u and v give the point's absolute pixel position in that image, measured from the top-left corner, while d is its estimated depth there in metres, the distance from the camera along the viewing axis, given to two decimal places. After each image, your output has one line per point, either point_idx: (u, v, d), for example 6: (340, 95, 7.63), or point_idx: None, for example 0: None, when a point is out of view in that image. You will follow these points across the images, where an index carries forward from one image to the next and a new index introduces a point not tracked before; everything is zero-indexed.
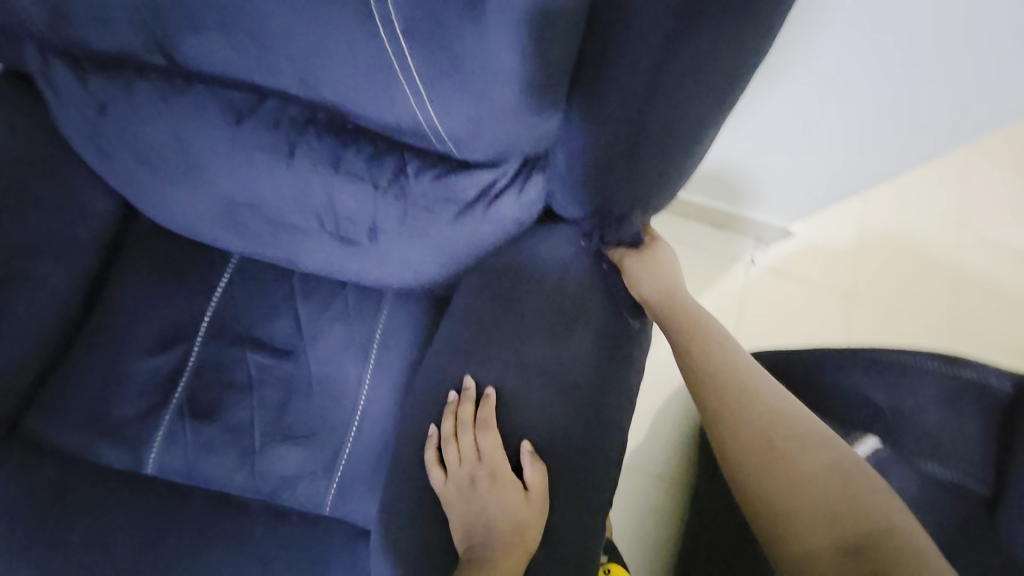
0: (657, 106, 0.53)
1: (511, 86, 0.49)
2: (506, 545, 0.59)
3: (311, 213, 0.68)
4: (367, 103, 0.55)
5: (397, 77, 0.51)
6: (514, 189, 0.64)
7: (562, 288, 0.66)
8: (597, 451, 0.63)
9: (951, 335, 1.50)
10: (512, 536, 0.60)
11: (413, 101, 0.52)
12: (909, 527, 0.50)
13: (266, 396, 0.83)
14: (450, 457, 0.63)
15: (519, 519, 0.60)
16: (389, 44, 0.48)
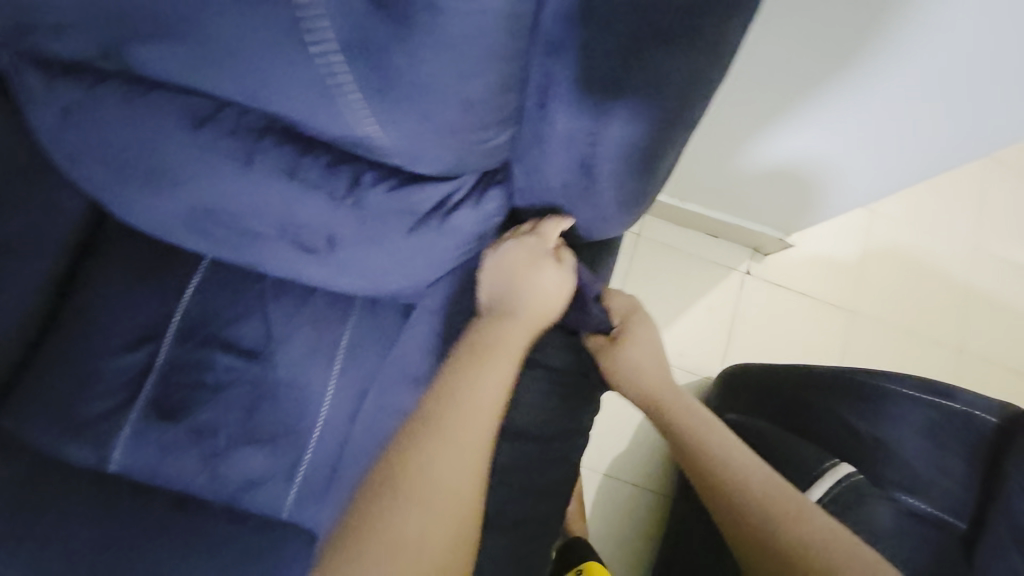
0: (609, 130, 0.51)
1: (452, 106, 0.48)
2: (529, 317, 0.63)
3: (270, 220, 0.67)
4: (310, 114, 0.52)
5: (335, 92, 0.49)
6: (472, 203, 0.62)
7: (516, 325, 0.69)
8: (550, 480, 0.71)
9: (951, 353, 1.45)
10: (537, 310, 0.64)
11: (355, 115, 0.50)
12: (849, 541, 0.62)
13: (232, 399, 0.83)
14: (496, 228, 0.67)
15: (547, 301, 0.64)
16: (326, 60, 0.46)
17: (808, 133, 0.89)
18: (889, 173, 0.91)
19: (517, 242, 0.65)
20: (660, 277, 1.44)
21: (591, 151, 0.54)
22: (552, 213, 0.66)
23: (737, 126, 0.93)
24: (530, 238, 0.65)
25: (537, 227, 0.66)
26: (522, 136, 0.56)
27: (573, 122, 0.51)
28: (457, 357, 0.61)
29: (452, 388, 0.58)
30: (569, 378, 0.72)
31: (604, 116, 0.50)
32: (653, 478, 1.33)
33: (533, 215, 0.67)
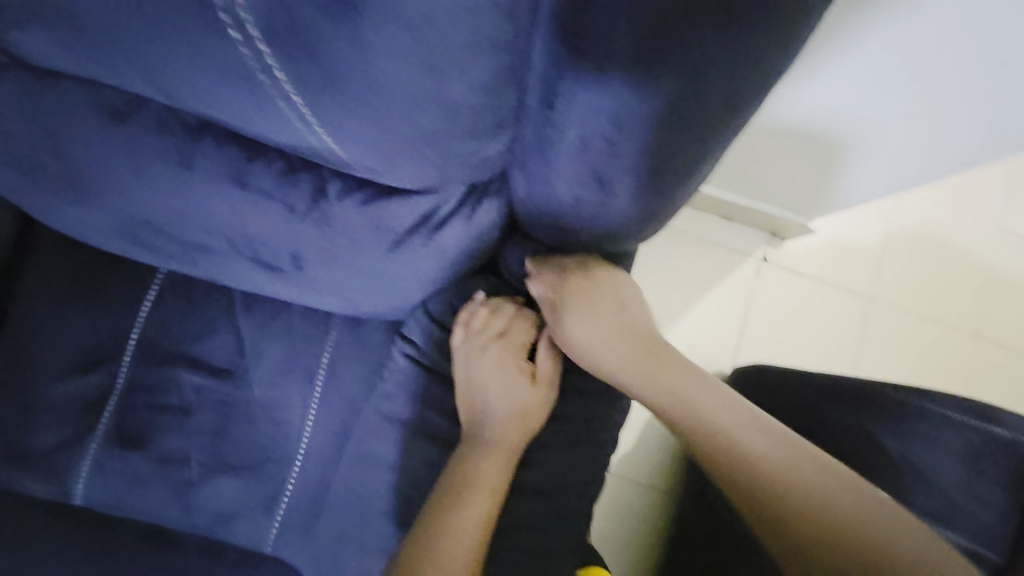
0: (628, 140, 0.40)
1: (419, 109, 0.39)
2: (507, 435, 0.56)
3: (222, 235, 0.57)
4: (245, 119, 0.46)
5: (266, 90, 0.42)
6: (460, 219, 0.52)
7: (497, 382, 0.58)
8: (551, 540, 0.58)
9: (975, 345, 1.36)
10: (516, 421, 0.57)
11: (296, 120, 0.44)
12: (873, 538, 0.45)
13: (202, 424, 0.75)
14: (469, 325, 0.60)
15: (528, 413, 0.58)
16: (243, 47, 0.39)
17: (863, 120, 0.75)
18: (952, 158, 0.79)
19: (483, 336, 0.59)
20: (671, 265, 1.33)
21: (608, 164, 0.43)
22: (526, 319, 0.60)
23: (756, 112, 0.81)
24: (502, 344, 0.58)
25: (512, 329, 0.60)
26: (521, 141, 0.45)
27: (584, 129, 0.40)
28: (438, 487, 0.55)
29: (435, 520, 0.53)
30: (578, 418, 0.60)
31: (624, 122, 0.39)
32: (661, 476, 1.21)
33: (509, 310, 0.60)
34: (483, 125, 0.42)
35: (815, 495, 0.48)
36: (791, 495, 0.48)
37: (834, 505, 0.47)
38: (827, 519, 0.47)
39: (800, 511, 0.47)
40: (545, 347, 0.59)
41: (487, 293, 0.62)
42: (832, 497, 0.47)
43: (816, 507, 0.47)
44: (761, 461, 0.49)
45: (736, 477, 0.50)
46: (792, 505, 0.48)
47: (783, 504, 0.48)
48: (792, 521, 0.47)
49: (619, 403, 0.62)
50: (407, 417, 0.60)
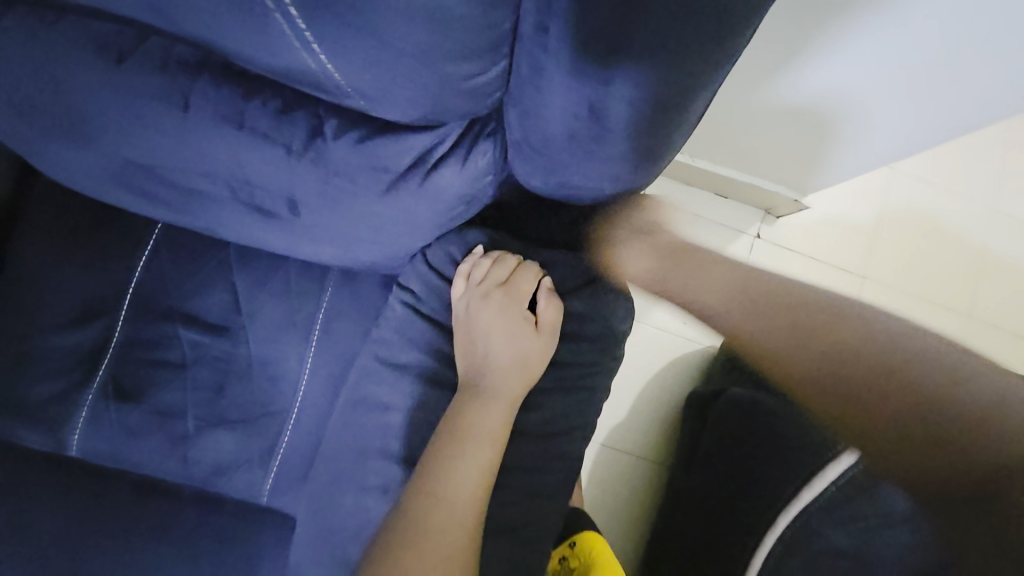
0: (619, 73, 0.41)
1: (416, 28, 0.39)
2: (509, 382, 0.57)
3: (219, 179, 0.57)
4: (243, 43, 0.46)
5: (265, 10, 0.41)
6: (457, 159, 0.52)
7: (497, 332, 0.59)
8: (542, 486, 0.59)
9: (965, 322, 1.38)
10: (518, 369, 0.58)
11: (295, 42, 0.43)
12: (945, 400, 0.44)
13: (199, 377, 0.75)
14: (470, 276, 0.61)
15: (530, 361, 0.59)
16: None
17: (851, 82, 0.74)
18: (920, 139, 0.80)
19: (486, 287, 0.59)
20: None
21: (601, 92, 0.43)
22: (528, 271, 0.61)
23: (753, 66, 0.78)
24: (505, 294, 0.59)
25: (514, 279, 0.60)
26: (516, 74, 0.46)
27: (572, 57, 0.41)
28: (438, 432, 0.56)
29: (435, 462, 0.54)
30: (573, 364, 0.62)
31: (617, 46, 0.39)
32: (652, 447, 1.23)
33: (511, 260, 0.61)
34: (477, 50, 0.41)
35: (850, 352, 0.48)
36: (831, 346, 0.49)
37: (874, 361, 0.47)
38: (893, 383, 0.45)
39: (855, 364, 0.47)
40: (545, 297, 0.60)
41: (487, 248, 0.63)
42: (878, 352, 0.47)
43: (874, 360, 0.47)
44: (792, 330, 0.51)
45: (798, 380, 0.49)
46: (824, 361, 0.48)
47: (836, 358, 0.48)
48: (850, 371, 0.47)
49: (614, 354, 0.64)
50: (404, 362, 0.61)
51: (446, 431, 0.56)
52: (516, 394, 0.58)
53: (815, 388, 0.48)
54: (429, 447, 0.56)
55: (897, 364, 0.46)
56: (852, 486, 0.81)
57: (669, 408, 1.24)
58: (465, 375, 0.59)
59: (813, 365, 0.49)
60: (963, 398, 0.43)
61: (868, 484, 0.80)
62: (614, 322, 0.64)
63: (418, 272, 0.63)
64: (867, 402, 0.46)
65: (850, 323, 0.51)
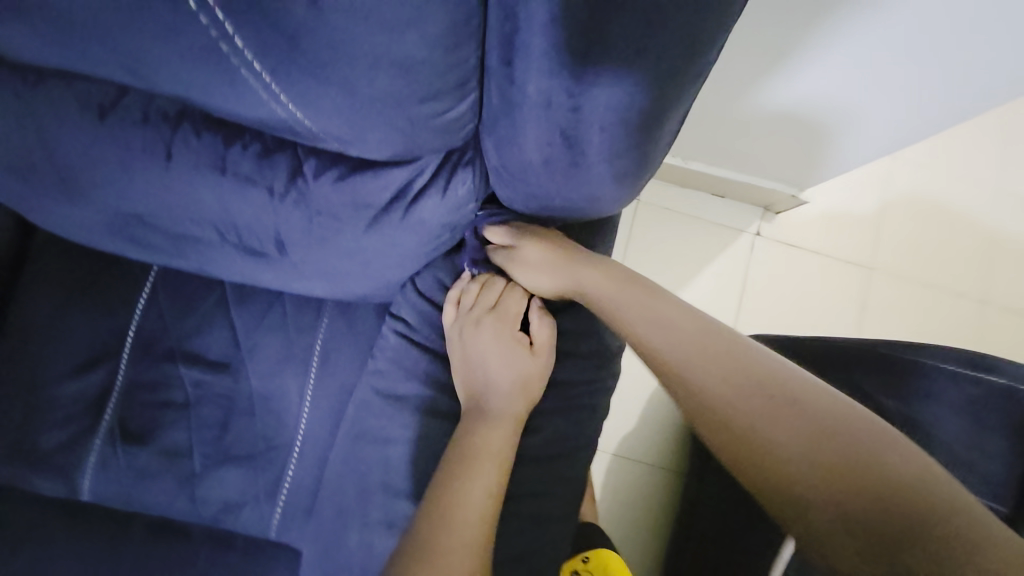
0: (584, 105, 0.41)
1: (381, 69, 0.39)
2: (512, 401, 0.57)
3: (207, 223, 0.58)
4: (214, 96, 0.46)
5: (234, 67, 0.42)
6: (437, 190, 0.52)
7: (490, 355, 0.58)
8: (545, 509, 0.59)
9: (979, 306, 1.34)
10: (518, 387, 0.57)
11: (264, 94, 0.44)
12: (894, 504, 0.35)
13: (202, 416, 0.76)
14: (460, 302, 0.61)
15: (529, 379, 0.58)
16: (204, 18, 0.39)
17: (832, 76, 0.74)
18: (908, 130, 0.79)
19: (475, 311, 0.60)
20: (664, 245, 1.33)
21: (569, 120, 0.43)
22: (515, 292, 0.62)
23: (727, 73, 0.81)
24: (495, 316, 0.59)
25: (503, 303, 0.61)
26: (488, 104, 0.46)
27: (535, 90, 0.41)
28: (444, 463, 0.55)
29: (447, 493, 0.52)
30: (570, 381, 0.61)
31: (581, 70, 0.39)
32: (665, 456, 1.21)
33: (499, 284, 0.61)
34: (445, 85, 0.42)
35: (808, 401, 0.41)
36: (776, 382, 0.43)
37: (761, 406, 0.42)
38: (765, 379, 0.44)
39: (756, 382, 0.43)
40: (537, 316, 0.60)
41: (475, 272, 0.64)
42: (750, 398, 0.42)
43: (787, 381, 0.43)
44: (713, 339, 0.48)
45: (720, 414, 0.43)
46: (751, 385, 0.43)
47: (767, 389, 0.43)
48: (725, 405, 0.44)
49: (611, 370, 0.64)
50: (402, 393, 0.61)
51: (451, 461, 0.54)
52: (517, 413, 0.57)
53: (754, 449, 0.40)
54: (437, 480, 0.54)
55: (775, 392, 0.42)
56: None
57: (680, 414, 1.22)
58: (465, 402, 0.58)
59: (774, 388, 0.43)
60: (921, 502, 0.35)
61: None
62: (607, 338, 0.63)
63: (409, 300, 0.64)
64: (782, 455, 0.39)
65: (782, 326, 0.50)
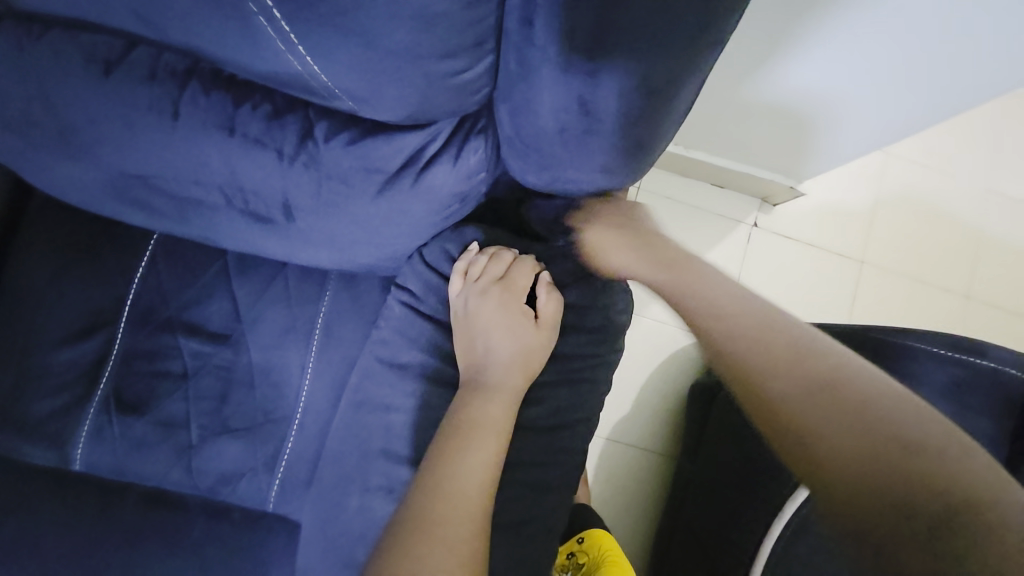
0: (603, 68, 0.41)
1: (399, 24, 0.38)
2: (513, 375, 0.57)
3: (212, 186, 0.57)
4: (227, 49, 0.46)
5: (251, 16, 0.41)
6: (449, 157, 0.52)
7: (497, 328, 0.59)
8: (544, 479, 0.59)
9: (966, 302, 1.38)
10: (520, 361, 0.58)
11: (280, 45, 0.43)
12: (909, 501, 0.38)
13: (201, 387, 0.76)
14: (467, 273, 0.61)
15: (531, 353, 0.59)
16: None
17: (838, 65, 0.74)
18: (912, 121, 0.80)
19: (483, 284, 0.59)
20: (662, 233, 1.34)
21: (586, 84, 0.43)
22: (525, 265, 0.61)
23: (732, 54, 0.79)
24: (503, 289, 0.59)
25: (512, 276, 0.60)
26: (505, 68, 0.46)
27: (555, 52, 0.41)
28: (443, 429, 0.56)
29: (444, 458, 0.53)
30: (573, 356, 0.62)
31: (602, 32, 0.39)
32: (658, 440, 1.22)
33: (508, 257, 0.61)
34: (463, 44, 0.41)
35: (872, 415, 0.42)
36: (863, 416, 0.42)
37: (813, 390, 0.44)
38: (852, 411, 0.42)
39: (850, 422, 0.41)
40: (544, 292, 0.60)
41: (482, 244, 0.63)
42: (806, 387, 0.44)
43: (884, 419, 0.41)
44: (782, 361, 0.46)
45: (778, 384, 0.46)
46: (847, 425, 0.41)
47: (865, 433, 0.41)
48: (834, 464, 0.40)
49: (614, 344, 0.64)
50: (406, 362, 0.61)
51: (452, 427, 0.55)
52: (518, 387, 0.58)
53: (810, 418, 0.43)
54: (435, 443, 0.55)
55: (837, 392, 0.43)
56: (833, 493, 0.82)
57: (673, 400, 1.24)
58: (467, 371, 0.59)
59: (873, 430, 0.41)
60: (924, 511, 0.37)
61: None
62: (612, 313, 0.64)
63: (414, 272, 0.63)
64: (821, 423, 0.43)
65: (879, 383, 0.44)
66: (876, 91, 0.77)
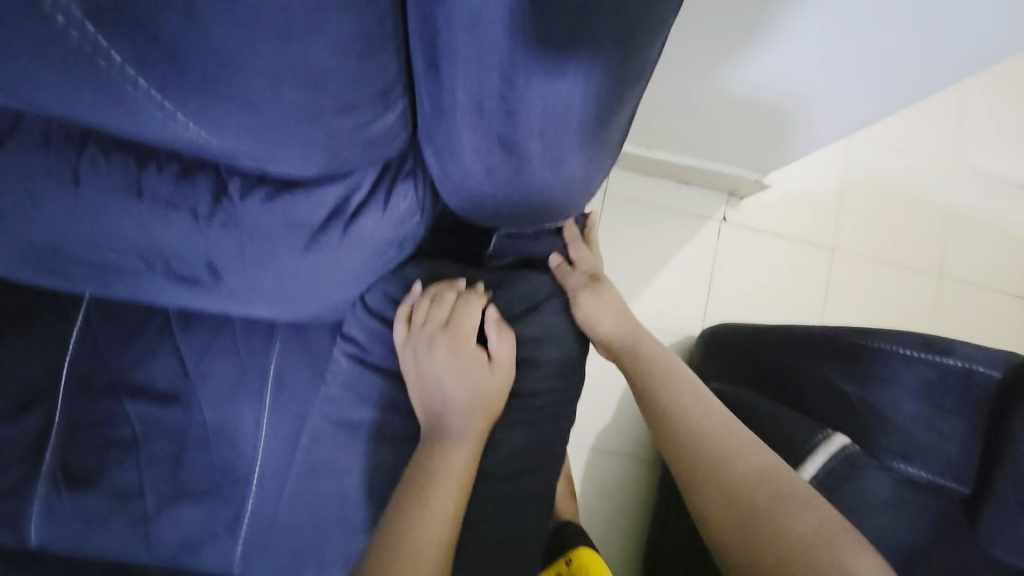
0: (517, 108, 0.39)
1: (286, 83, 0.36)
2: (470, 417, 0.55)
3: (129, 252, 0.53)
4: (109, 119, 0.42)
5: (123, 86, 0.38)
6: (376, 206, 0.49)
7: (450, 373, 0.56)
8: (515, 529, 0.57)
9: (938, 280, 1.38)
10: (476, 406, 0.55)
11: (160, 111, 0.40)
12: (781, 515, 0.53)
13: (153, 451, 0.73)
14: (412, 319, 0.58)
15: (487, 397, 0.56)
16: (77, 36, 0.35)
17: (783, 58, 0.73)
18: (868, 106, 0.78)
19: (429, 329, 0.57)
20: (631, 237, 1.32)
21: (503, 128, 0.41)
22: (471, 304, 0.58)
23: (676, 46, 0.77)
24: (448, 334, 0.56)
25: (457, 317, 0.57)
26: (421, 113, 0.43)
27: (467, 99, 0.39)
28: (402, 486, 0.53)
29: (404, 520, 0.50)
30: (534, 393, 0.59)
31: (511, 75, 0.37)
32: (643, 447, 1.21)
33: (450, 297, 0.58)
34: (366, 98, 0.38)
35: (750, 474, 0.56)
36: (762, 471, 0.56)
37: (744, 457, 0.57)
38: (755, 493, 0.55)
39: (729, 471, 0.56)
40: (495, 330, 0.57)
41: (426, 284, 0.60)
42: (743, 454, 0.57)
43: (753, 465, 0.57)
44: (717, 445, 0.58)
45: (695, 449, 0.59)
46: (740, 488, 0.55)
47: (717, 442, 0.59)
48: (722, 496, 0.55)
49: (572, 379, 0.61)
50: (357, 419, 0.58)
51: (410, 486, 0.52)
52: (477, 431, 0.55)
53: (715, 472, 0.57)
54: (390, 506, 0.52)
55: (721, 454, 0.58)
56: (836, 482, 0.72)
57: None
58: (422, 422, 0.56)
59: (702, 430, 0.60)
60: (790, 521, 0.52)
61: (848, 473, 0.72)
62: (565, 346, 0.61)
63: (359, 318, 0.60)
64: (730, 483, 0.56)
65: (747, 471, 0.56)
66: (825, 82, 0.76)
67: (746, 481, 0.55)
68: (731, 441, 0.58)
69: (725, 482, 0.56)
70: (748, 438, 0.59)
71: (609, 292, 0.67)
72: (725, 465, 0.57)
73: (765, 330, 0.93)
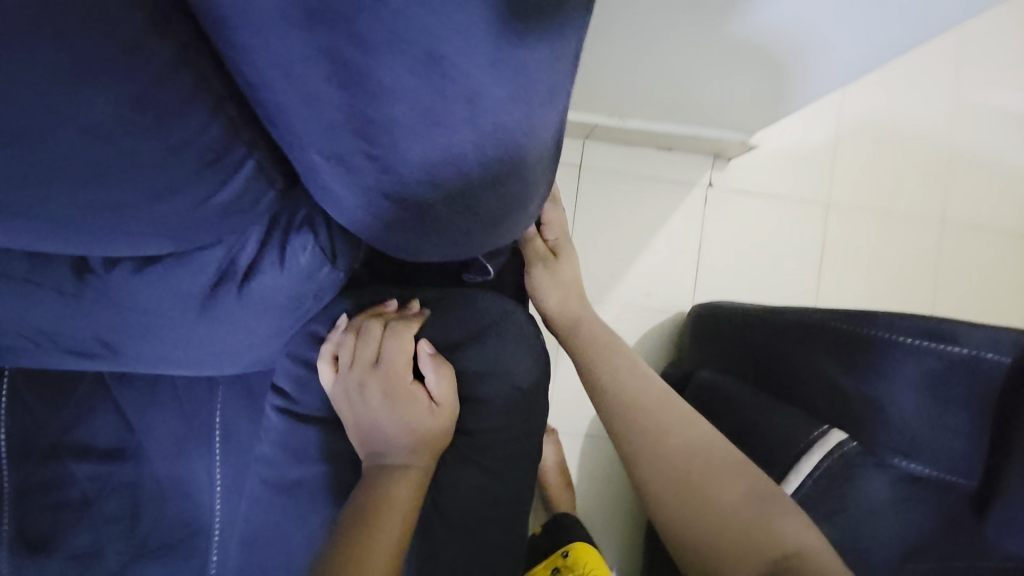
0: (372, 122, 0.34)
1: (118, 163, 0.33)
2: (409, 459, 0.49)
3: (8, 331, 0.47)
4: None
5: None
6: (271, 263, 0.43)
7: (384, 417, 0.49)
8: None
9: (940, 229, 1.30)
10: (413, 450, 0.49)
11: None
12: (709, 481, 0.54)
13: (108, 511, 0.69)
14: (338, 359, 0.51)
15: (427, 440, 0.50)
16: None
17: (760, 20, 0.62)
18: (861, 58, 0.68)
19: (356, 367, 0.50)
20: (610, 213, 1.23)
21: (378, 153, 0.36)
22: (401, 338, 0.51)
23: (637, 8, 0.64)
24: (379, 372, 0.50)
25: (387, 354, 0.50)
26: None
27: (329, 129, 0.35)
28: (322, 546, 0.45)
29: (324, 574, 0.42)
30: (486, 432, 0.53)
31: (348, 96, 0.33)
32: None
33: (376, 330, 0.51)
34: None
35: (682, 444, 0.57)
36: (695, 441, 0.57)
37: (677, 429, 0.58)
38: (686, 463, 0.56)
39: (664, 442, 0.58)
40: (433, 366, 0.51)
41: (353, 316, 0.53)
42: (677, 427, 0.58)
43: (685, 436, 0.58)
44: (651, 421, 0.59)
45: (630, 423, 0.60)
46: (671, 457, 0.57)
47: (653, 415, 0.60)
48: (656, 467, 0.57)
49: (527, 415, 0.54)
50: (296, 485, 0.53)
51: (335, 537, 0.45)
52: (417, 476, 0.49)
53: (648, 444, 0.58)
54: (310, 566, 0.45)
55: (654, 426, 0.59)
56: (830, 481, 0.68)
57: None
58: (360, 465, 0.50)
59: (638, 405, 0.61)
60: (718, 490, 0.54)
61: (844, 475, 0.67)
62: (516, 376, 0.54)
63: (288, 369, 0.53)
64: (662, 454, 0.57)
65: (679, 441, 0.58)
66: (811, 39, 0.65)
67: (680, 452, 0.57)
68: (666, 415, 0.60)
69: (658, 453, 0.57)
70: (682, 411, 0.60)
71: (564, 265, 0.70)
72: (659, 437, 0.58)
73: (760, 312, 0.84)
